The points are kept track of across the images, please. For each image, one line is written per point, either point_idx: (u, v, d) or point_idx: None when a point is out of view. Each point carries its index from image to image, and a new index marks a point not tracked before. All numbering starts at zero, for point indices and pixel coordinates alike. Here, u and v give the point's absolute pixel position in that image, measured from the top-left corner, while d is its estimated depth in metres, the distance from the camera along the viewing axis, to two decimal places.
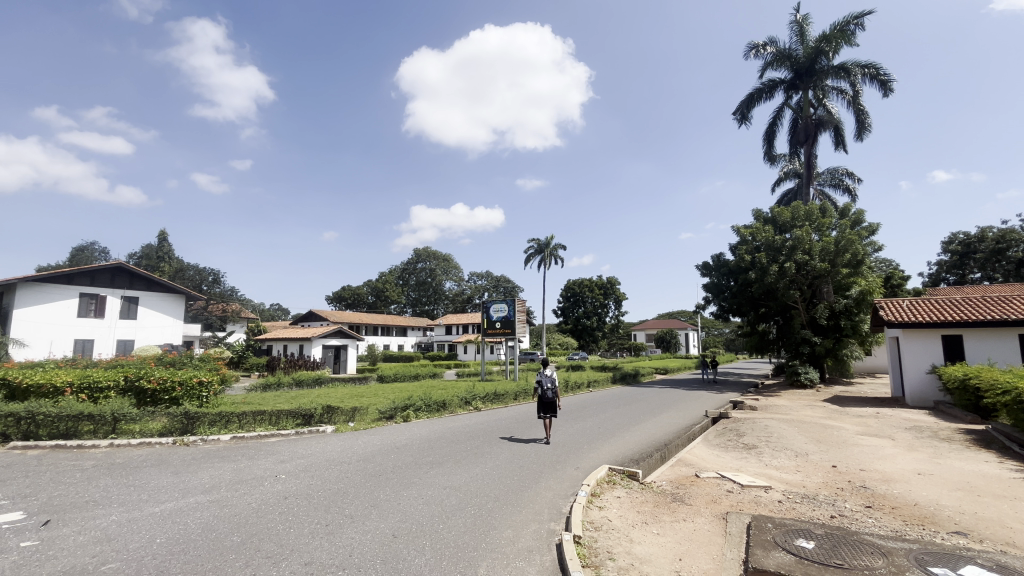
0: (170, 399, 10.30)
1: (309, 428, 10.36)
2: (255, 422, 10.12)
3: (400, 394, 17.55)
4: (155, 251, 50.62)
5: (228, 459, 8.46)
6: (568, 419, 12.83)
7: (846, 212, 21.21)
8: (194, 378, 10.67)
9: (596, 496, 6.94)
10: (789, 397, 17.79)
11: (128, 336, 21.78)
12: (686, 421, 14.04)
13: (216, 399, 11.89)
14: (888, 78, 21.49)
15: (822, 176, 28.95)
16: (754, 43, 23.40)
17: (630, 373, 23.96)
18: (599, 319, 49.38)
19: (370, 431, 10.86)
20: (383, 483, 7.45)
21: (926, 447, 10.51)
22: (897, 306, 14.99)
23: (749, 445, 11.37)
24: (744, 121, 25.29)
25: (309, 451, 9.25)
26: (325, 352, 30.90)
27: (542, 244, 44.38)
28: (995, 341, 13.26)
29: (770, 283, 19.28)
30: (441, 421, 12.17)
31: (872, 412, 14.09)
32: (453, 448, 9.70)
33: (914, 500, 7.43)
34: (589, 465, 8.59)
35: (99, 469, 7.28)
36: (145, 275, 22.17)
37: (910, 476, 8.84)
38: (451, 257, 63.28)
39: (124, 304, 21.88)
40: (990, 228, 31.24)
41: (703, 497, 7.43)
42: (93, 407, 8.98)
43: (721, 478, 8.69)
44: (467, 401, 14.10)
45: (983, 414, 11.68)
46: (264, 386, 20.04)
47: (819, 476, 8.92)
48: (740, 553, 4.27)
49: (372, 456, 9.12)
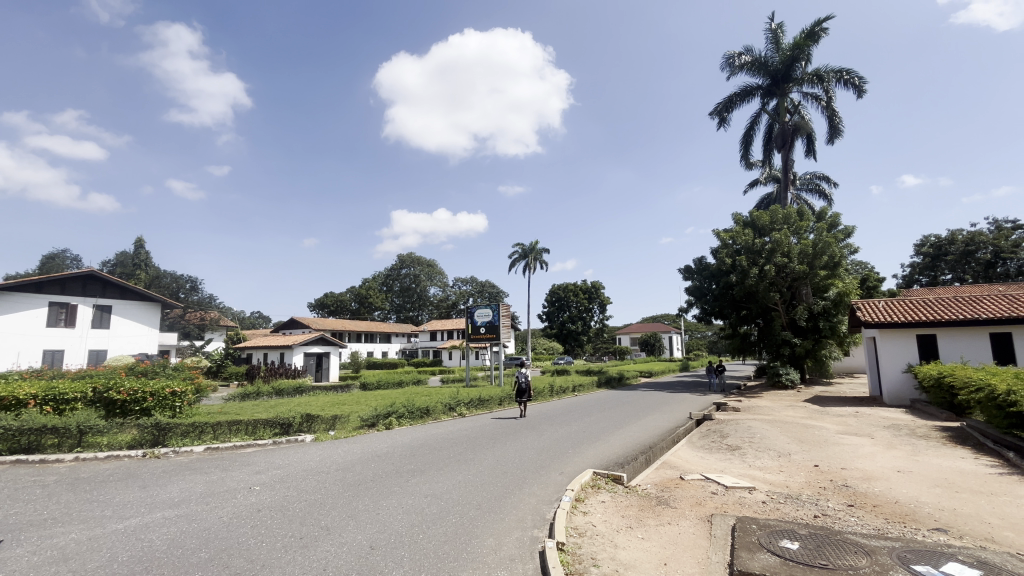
0: (140, 410, 9.97)
1: (288, 437, 10.17)
2: (230, 433, 9.86)
3: (383, 401, 17.27)
4: (131, 259, 49.71)
5: (200, 472, 8.22)
6: (553, 425, 12.72)
7: (822, 216, 21.73)
8: (167, 389, 10.36)
9: (580, 500, 6.85)
10: (772, 398, 17.99)
11: (100, 346, 21.08)
12: (670, 423, 14.09)
13: (191, 410, 11.57)
14: (861, 81, 22.19)
15: (799, 181, 29.61)
16: (730, 54, 23.89)
17: (615, 376, 24.00)
18: (584, 323, 49.59)
19: (350, 439, 10.67)
20: (363, 492, 7.26)
21: (905, 445, 10.71)
22: (874, 308, 15.34)
23: (733, 446, 11.42)
24: (723, 125, 25.75)
25: (287, 461, 9.01)
26: (307, 360, 30.42)
27: (527, 248, 44.48)
28: (967, 339, 13.60)
29: (751, 285, 19.64)
30: (424, 428, 12.00)
31: (851, 411, 14.32)
32: (436, 455, 9.51)
33: (896, 498, 7.50)
34: (573, 470, 8.50)
35: (62, 485, 6.94)
36: (120, 282, 21.52)
37: (890, 474, 8.97)
38: (435, 263, 62.72)
39: (97, 313, 21.18)
40: (959, 231, 32.32)
41: (688, 499, 7.40)
42: (58, 420, 8.62)
43: (705, 480, 8.69)
44: (451, 408, 13.94)
45: (957, 412, 11.97)
46: (242, 396, 19.62)
47: (801, 476, 8.98)
48: (726, 555, 4.19)
49: (352, 465, 8.92)
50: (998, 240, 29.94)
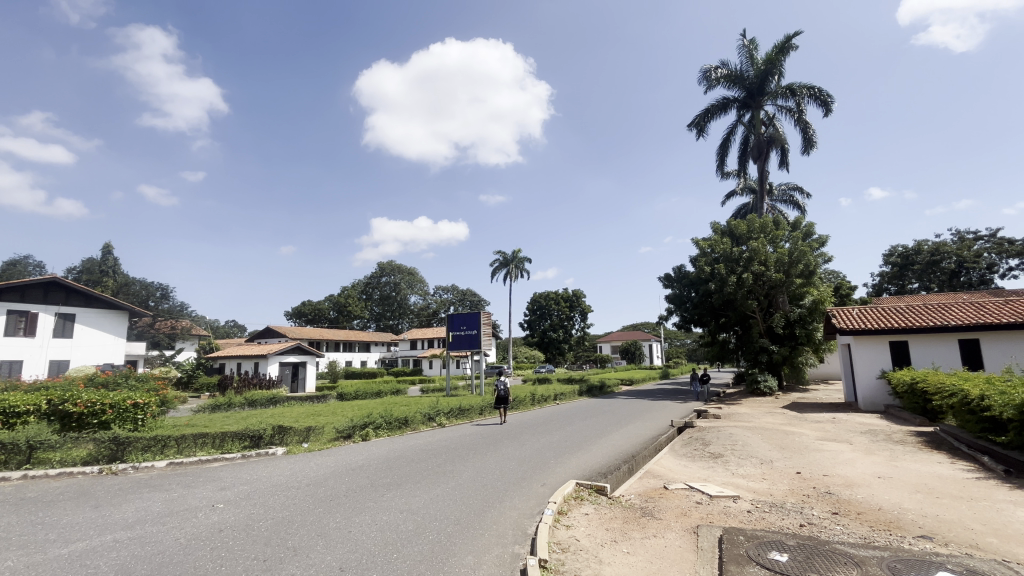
0: (99, 423, 9.36)
1: (257, 451, 9.69)
2: (196, 446, 9.34)
3: (360, 412, 16.79)
4: (97, 266, 47.81)
5: (160, 489, 7.71)
6: (535, 434, 12.46)
7: (797, 225, 22.16)
8: (128, 401, 9.76)
9: (563, 514, 6.61)
10: (751, 405, 18.08)
11: (62, 356, 20.04)
12: (652, 431, 13.97)
13: (155, 423, 10.98)
14: (831, 97, 22.84)
15: (774, 192, 30.24)
16: (706, 68, 24.32)
17: (597, 385, 23.87)
18: (565, 332, 49.61)
19: (324, 451, 10.23)
20: (335, 508, 6.88)
21: (883, 450, 10.79)
22: (848, 315, 15.59)
23: (715, 454, 11.33)
24: (700, 135, 26.17)
25: (255, 476, 8.55)
26: (283, 369, 29.53)
27: (508, 256, 44.38)
28: (938, 346, 13.86)
29: (729, 293, 19.85)
30: (402, 439, 11.61)
31: (829, 417, 14.45)
32: (414, 467, 9.15)
33: (879, 505, 7.46)
34: (556, 481, 8.25)
35: (4, 506, 6.38)
36: (85, 290, 20.66)
37: (871, 480, 8.97)
38: (416, 271, 62.02)
39: (59, 322, 20.19)
40: (925, 241, 33.43)
41: (673, 510, 7.23)
42: (5, 435, 8.02)
43: (689, 489, 8.53)
44: (430, 417, 13.57)
45: (930, 417, 12.16)
46: (212, 407, 18.85)
47: (784, 483, 8.91)
48: (714, 570, 4.00)
49: (325, 479, 8.49)
50: (961, 250, 31.06)
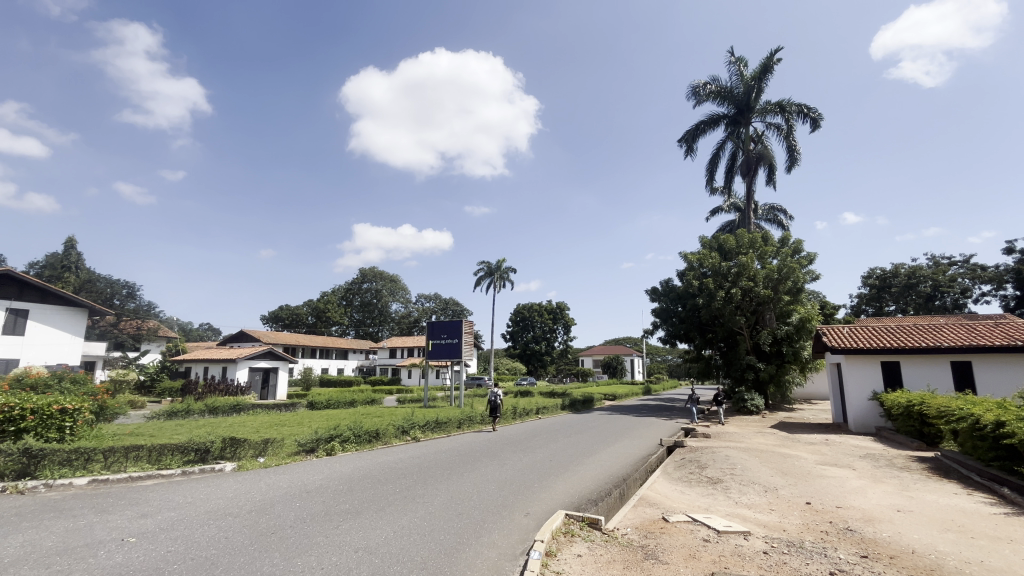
0: (15, 432, 7.81)
1: (202, 467, 8.32)
2: (127, 461, 7.92)
3: (330, 423, 15.33)
4: (59, 261, 44.85)
5: (68, 515, 6.31)
6: (517, 451, 11.28)
7: (785, 241, 21.65)
8: (54, 406, 8.32)
9: (552, 556, 5.47)
10: (740, 424, 17.22)
11: (10, 354, 18.13)
12: (640, 451, 12.95)
13: (93, 435, 9.55)
14: (819, 116, 22.60)
15: (759, 211, 29.93)
16: (696, 84, 23.92)
17: (580, 399, 22.79)
18: (547, 344, 48.83)
19: (282, 468, 8.91)
20: (276, 545, 5.62)
21: (891, 478, 9.92)
22: (839, 333, 14.88)
23: (713, 479, 10.34)
24: (689, 151, 25.73)
25: (189, 499, 7.18)
26: (252, 375, 27.65)
27: (493, 266, 43.30)
28: (932, 368, 13.15)
29: (717, 308, 19.14)
30: (371, 455, 10.30)
31: (821, 438, 13.63)
32: (379, 490, 7.89)
33: (911, 546, 6.48)
34: (541, 511, 7.13)
35: None
36: (42, 284, 18.90)
37: (890, 514, 8.03)
38: (398, 278, 60.63)
39: (10, 318, 18.32)
40: (902, 265, 33.57)
41: (679, 550, 6.14)
42: None
43: (693, 522, 7.46)
44: (404, 431, 12.28)
45: (929, 441, 11.39)
46: (168, 414, 17.27)
47: (796, 516, 7.93)
48: None
49: (271, 505, 7.17)
50: (937, 274, 31.23)
